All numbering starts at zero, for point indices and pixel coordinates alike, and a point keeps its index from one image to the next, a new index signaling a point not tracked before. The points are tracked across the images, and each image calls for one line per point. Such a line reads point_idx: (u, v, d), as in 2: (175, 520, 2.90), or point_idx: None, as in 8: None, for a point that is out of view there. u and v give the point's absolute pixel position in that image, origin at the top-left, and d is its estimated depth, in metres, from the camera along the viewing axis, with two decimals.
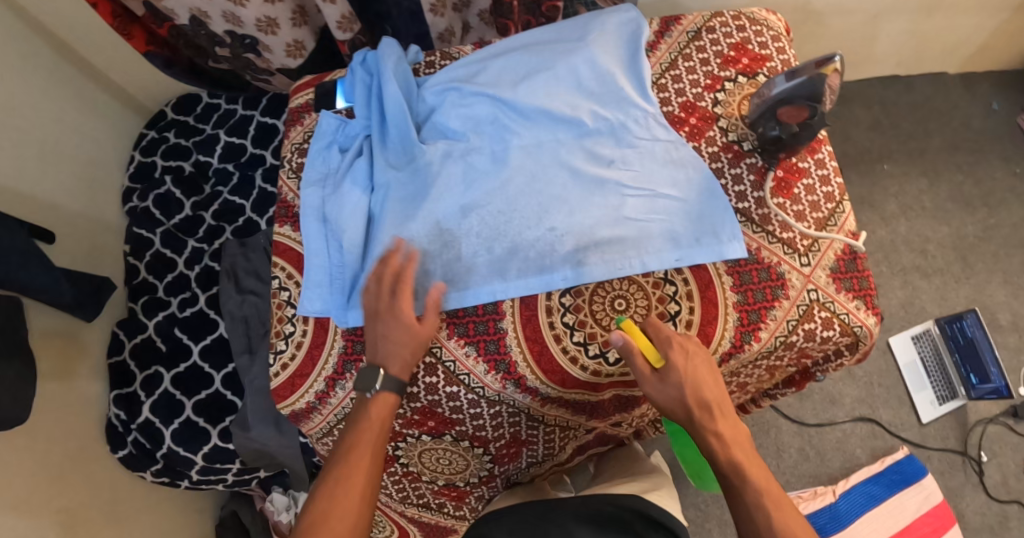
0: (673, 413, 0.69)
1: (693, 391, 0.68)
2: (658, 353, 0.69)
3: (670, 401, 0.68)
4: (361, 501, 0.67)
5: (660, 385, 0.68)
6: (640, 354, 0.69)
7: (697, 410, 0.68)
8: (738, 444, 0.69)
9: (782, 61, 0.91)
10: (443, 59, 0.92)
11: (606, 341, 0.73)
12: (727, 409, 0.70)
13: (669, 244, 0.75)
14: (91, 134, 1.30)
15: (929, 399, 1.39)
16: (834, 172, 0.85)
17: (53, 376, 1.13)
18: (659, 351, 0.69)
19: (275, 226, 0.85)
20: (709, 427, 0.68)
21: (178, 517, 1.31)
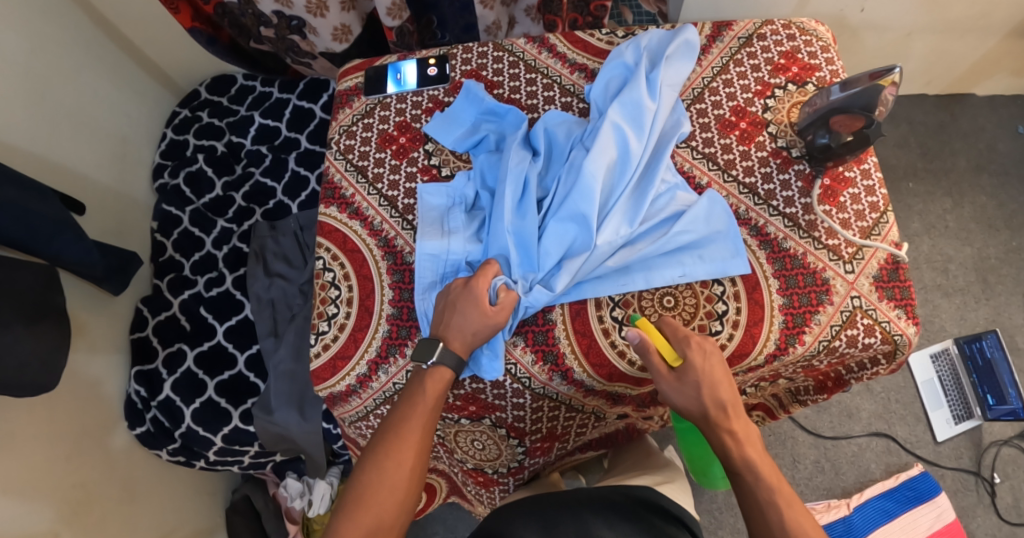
0: (689, 411, 0.70)
1: (708, 390, 0.68)
2: (674, 352, 0.70)
3: (686, 400, 0.69)
4: (410, 477, 0.66)
5: (677, 384, 0.69)
6: (656, 353, 0.70)
7: (713, 410, 0.68)
8: (753, 445, 0.68)
9: (831, 71, 0.93)
10: (495, 50, 0.90)
11: None
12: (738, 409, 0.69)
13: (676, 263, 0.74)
14: (126, 110, 1.30)
15: (945, 417, 1.40)
16: (880, 183, 0.84)
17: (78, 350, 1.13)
18: (675, 350, 0.70)
19: (321, 206, 0.85)
20: (723, 425, 0.68)
21: (190, 497, 1.30)
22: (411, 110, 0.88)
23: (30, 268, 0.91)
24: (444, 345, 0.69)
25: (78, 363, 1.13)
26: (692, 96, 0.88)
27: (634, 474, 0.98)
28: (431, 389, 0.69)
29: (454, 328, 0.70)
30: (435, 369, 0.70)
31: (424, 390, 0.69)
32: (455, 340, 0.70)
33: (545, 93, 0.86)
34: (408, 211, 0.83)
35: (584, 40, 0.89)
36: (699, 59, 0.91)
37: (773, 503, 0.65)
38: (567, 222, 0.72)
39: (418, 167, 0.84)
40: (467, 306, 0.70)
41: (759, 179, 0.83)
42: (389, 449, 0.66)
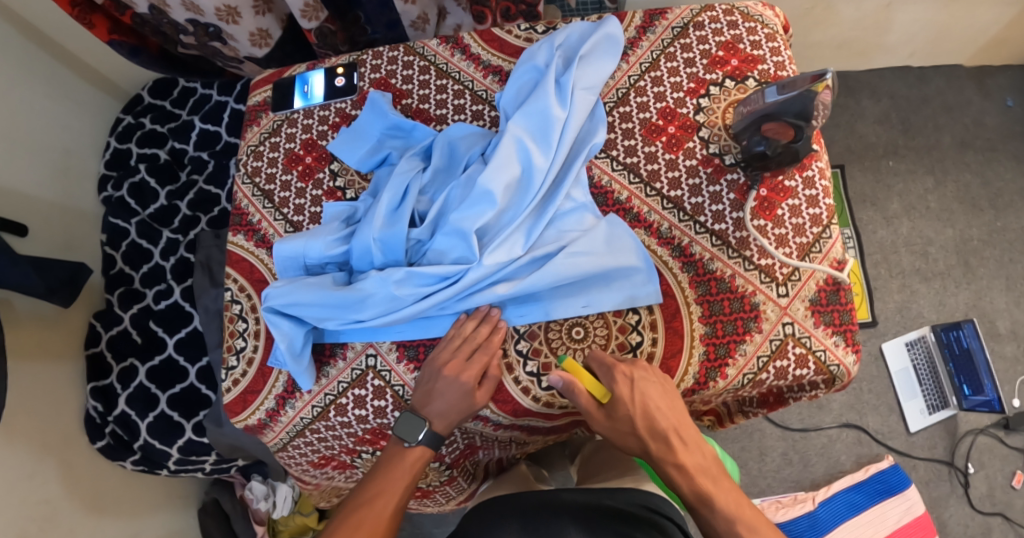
0: (629, 446, 0.67)
1: (640, 422, 0.65)
2: (602, 386, 0.67)
3: (624, 434, 0.66)
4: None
5: (609, 422, 0.66)
6: (585, 394, 0.66)
7: (651, 440, 0.66)
8: (706, 477, 0.65)
9: (775, 64, 0.85)
10: (406, 54, 0.85)
11: (548, 365, 0.71)
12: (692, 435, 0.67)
13: (578, 290, 0.71)
14: (65, 121, 1.24)
15: (919, 407, 1.36)
16: (824, 193, 0.79)
17: (38, 369, 1.10)
18: (603, 386, 0.67)
19: (229, 234, 0.82)
20: (668, 459, 0.66)
21: (161, 504, 1.29)
22: (318, 125, 0.84)
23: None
24: (429, 428, 0.68)
25: (40, 388, 1.10)
26: (616, 98, 0.81)
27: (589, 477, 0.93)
28: (411, 464, 0.68)
29: (438, 409, 0.69)
30: (413, 449, 0.68)
31: (405, 460, 0.68)
32: (441, 418, 0.69)
33: (456, 101, 0.81)
34: None
35: (500, 38, 0.83)
36: (626, 55, 0.83)
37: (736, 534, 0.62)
38: (457, 243, 0.68)
39: (323, 189, 0.80)
40: (452, 380, 0.68)
41: (685, 192, 0.77)
42: (359, 509, 0.64)
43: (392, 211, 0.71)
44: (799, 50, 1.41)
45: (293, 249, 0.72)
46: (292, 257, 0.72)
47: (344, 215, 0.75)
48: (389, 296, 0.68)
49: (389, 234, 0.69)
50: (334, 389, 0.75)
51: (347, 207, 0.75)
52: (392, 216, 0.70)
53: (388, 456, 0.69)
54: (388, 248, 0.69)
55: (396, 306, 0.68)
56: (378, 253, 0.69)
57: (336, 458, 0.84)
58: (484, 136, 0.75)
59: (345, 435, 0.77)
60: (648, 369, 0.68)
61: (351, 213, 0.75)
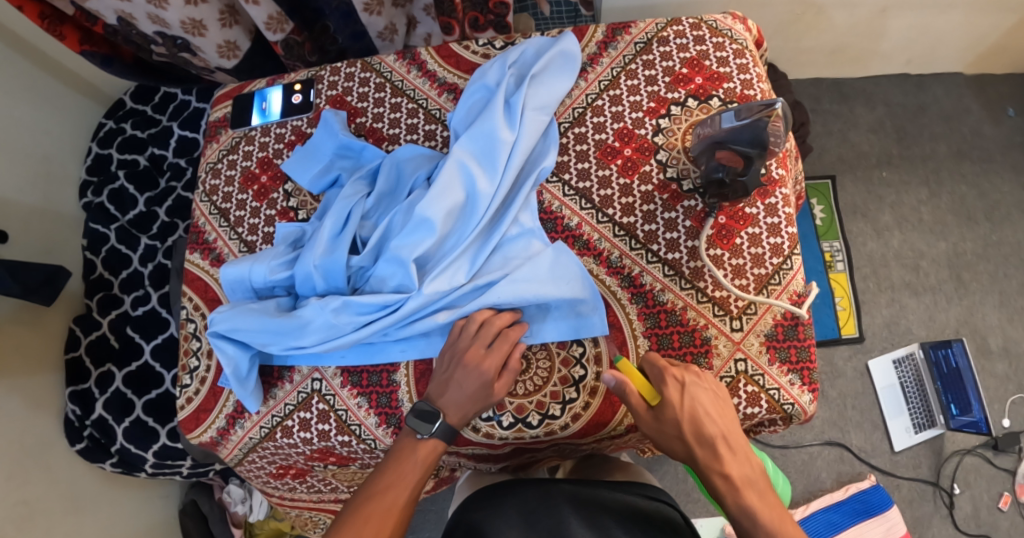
0: (673, 450, 0.65)
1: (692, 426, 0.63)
2: (652, 389, 0.65)
3: (669, 439, 0.64)
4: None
5: (656, 425, 0.64)
6: (636, 393, 0.64)
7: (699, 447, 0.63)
8: (751, 488, 0.62)
9: (742, 81, 0.83)
10: (362, 70, 0.83)
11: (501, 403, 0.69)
12: (739, 444, 0.64)
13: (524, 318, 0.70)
14: (45, 127, 1.25)
15: (904, 426, 1.32)
16: (787, 221, 0.77)
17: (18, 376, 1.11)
18: (654, 388, 0.65)
19: (186, 252, 0.83)
20: (714, 468, 0.63)
21: (140, 506, 1.31)
22: (274, 143, 0.83)
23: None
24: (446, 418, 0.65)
25: (21, 393, 1.10)
26: (572, 118, 0.79)
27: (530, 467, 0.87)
28: (421, 457, 0.65)
29: (455, 398, 0.65)
30: (428, 440, 0.65)
31: (415, 453, 0.65)
32: (454, 409, 0.65)
33: (409, 120, 0.79)
34: None
35: (457, 54, 0.82)
36: (584, 73, 0.81)
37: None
38: (398, 270, 0.67)
39: (277, 209, 0.80)
40: (460, 376, 0.65)
41: (639, 218, 0.75)
42: (366, 508, 0.62)
43: (335, 236, 0.70)
44: (790, 55, 1.37)
45: (238, 273, 0.71)
46: (237, 280, 0.72)
47: (294, 237, 0.74)
48: (328, 324, 0.67)
49: (328, 260, 0.68)
50: (280, 411, 0.74)
51: (297, 229, 0.75)
52: (334, 243, 0.69)
53: (400, 450, 0.65)
54: (329, 275, 0.69)
55: (335, 334, 0.68)
56: (319, 279, 0.68)
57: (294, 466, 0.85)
58: (433, 158, 0.74)
59: (295, 452, 0.76)
60: (697, 374, 0.66)
61: (301, 235, 0.74)
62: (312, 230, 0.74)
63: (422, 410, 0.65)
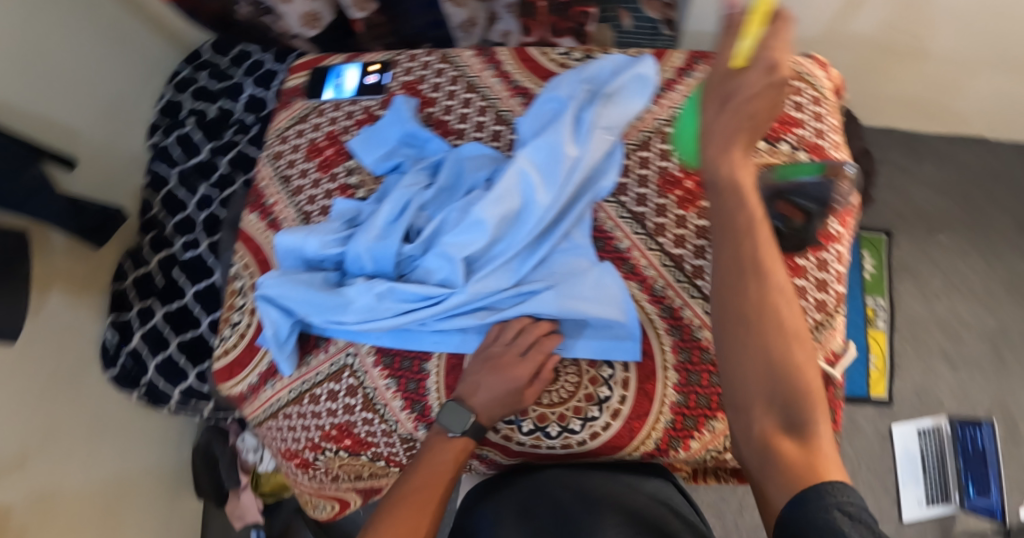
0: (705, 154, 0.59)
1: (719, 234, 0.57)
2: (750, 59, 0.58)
3: (726, 128, 0.58)
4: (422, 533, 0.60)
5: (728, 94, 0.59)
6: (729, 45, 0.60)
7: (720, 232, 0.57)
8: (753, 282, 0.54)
9: (814, 130, 0.82)
10: (440, 61, 0.85)
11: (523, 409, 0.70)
12: (777, 264, 0.54)
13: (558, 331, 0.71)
14: (124, 66, 1.30)
15: (917, 497, 1.29)
16: (835, 279, 0.77)
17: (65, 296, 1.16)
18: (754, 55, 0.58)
19: (245, 211, 0.86)
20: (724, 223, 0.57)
21: (156, 436, 1.36)
22: (344, 120, 0.85)
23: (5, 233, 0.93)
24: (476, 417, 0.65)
25: (64, 317, 1.16)
26: (639, 140, 0.79)
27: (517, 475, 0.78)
28: (453, 460, 0.65)
29: (484, 401, 0.66)
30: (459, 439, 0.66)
31: (445, 450, 0.65)
32: (485, 411, 0.67)
33: (478, 118, 0.80)
34: None
35: (535, 59, 0.83)
36: (657, 97, 0.80)
37: (787, 349, 0.51)
38: (445, 265, 0.69)
39: (337, 184, 0.82)
40: (486, 378, 0.67)
41: (689, 251, 0.74)
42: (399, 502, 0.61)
43: (390, 222, 0.71)
44: (864, 102, 1.33)
45: (292, 243, 0.74)
46: (289, 249, 0.74)
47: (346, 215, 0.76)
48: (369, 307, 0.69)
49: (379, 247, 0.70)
50: (310, 379, 0.76)
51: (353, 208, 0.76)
52: (387, 228, 0.71)
53: (430, 446, 0.66)
54: (378, 259, 0.71)
55: (374, 318, 0.70)
56: (369, 262, 0.71)
57: (300, 454, 0.78)
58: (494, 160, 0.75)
59: (314, 426, 0.76)
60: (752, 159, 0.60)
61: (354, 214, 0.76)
62: (368, 212, 0.76)
63: (449, 408, 0.66)
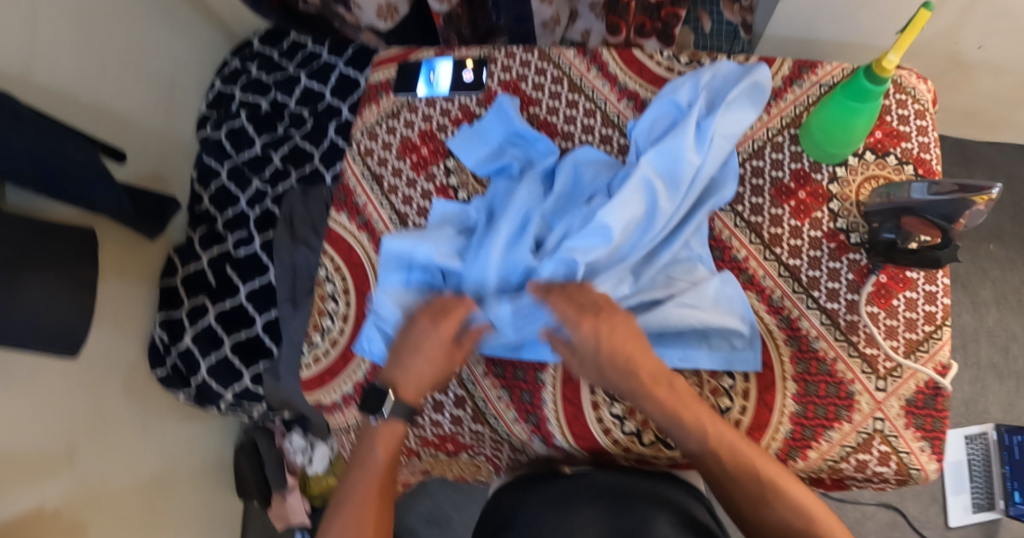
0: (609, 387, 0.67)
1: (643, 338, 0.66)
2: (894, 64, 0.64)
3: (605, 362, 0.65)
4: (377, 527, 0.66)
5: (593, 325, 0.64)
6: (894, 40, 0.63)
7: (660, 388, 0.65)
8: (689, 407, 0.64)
9: (920, 144, 0.80)
10: (539, 60, 0.82)
11: (644, 421, 0.69)
12: (694, 407, 0.64)
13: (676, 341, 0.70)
14: (177, 53, 1.26)
15: (964, 503, 1.30)
16: (944, 291, 0.74)
17: (111, 288, 1.13)
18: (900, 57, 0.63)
19: (332, 210, 0.82)
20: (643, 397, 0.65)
21: (200, 429, 1.35)
22: (439, 117, 0.82)
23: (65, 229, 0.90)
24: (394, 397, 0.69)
25: (110, 313, 1.13)
26: (751, 149, 0.79)
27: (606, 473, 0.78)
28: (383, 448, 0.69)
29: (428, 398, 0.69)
30: (387, 422, 0.69)
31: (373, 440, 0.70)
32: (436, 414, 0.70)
33: (586, 121, 0.79)
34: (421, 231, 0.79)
35: (641, 62, 0.81)
36: (768, 105, 0.80)
37: (762, 487, 0.62)
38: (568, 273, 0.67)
39: (435, 184, 0.80)
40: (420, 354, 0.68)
41: (804, 262, 0.75)
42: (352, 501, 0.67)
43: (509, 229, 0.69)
44: None
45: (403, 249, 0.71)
46: (399, 255, 0.71)
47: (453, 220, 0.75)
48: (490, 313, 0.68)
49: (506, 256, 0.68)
50: None
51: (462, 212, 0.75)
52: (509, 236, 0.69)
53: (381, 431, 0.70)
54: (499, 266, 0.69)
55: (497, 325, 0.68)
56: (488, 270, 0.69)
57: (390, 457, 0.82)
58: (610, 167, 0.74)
59: (413, 436, 0.77)
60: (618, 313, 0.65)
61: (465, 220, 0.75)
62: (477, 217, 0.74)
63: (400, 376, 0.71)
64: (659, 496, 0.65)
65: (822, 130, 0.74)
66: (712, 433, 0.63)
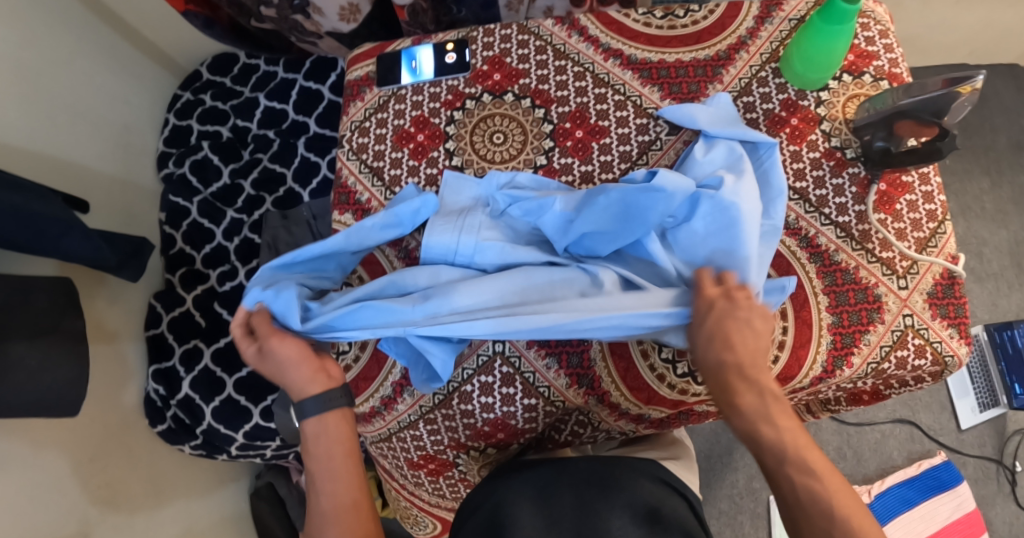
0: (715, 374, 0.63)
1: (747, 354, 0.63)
2: None
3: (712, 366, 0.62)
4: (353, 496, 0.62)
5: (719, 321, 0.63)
6: None
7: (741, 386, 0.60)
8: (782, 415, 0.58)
9: (889, 61, 0.84)
10: (520, 33, 0.84)
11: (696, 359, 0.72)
12: (786, 415, 0.59)
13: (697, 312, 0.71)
14: (124, 95, 1.20)
15: (970, 405, 1.36)
16: (939, 189, 0.78)
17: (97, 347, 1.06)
18: None
19: (335, 213, 0.80)
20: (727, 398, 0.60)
21: (212, 475, 1.26)
22: (429, 103, 0.82)
23: (45, 286, 0.84)
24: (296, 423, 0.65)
25: (98, 375, 1.06)
26: (738, 88, 0.81)
27: (637, 447, 0.84)
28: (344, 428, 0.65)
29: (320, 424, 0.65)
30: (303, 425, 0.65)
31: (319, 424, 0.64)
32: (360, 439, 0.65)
33: (577, 83, 0.81)
34: None
35: (619, 21, 0.83)
36: (745, 45, 0.82)
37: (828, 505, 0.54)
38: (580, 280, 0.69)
39: (439, 168, 0.79)
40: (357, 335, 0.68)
41: (810, 183, 0.77)
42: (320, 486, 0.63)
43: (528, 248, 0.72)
44: None
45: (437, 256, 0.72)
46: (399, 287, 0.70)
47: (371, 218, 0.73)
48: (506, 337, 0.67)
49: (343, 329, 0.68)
50: (458, 376, 0.75)
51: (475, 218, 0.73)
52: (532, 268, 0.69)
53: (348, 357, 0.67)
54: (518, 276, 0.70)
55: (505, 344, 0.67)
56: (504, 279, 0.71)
57: (437, 457, 0.80)
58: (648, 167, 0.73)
59: (462, 426, 0.76)
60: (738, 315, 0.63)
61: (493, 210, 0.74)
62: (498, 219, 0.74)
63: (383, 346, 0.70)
64: (644, 490, 0.70)
65: (805, 60, 0.77)
66: (792, 446, 0.57)
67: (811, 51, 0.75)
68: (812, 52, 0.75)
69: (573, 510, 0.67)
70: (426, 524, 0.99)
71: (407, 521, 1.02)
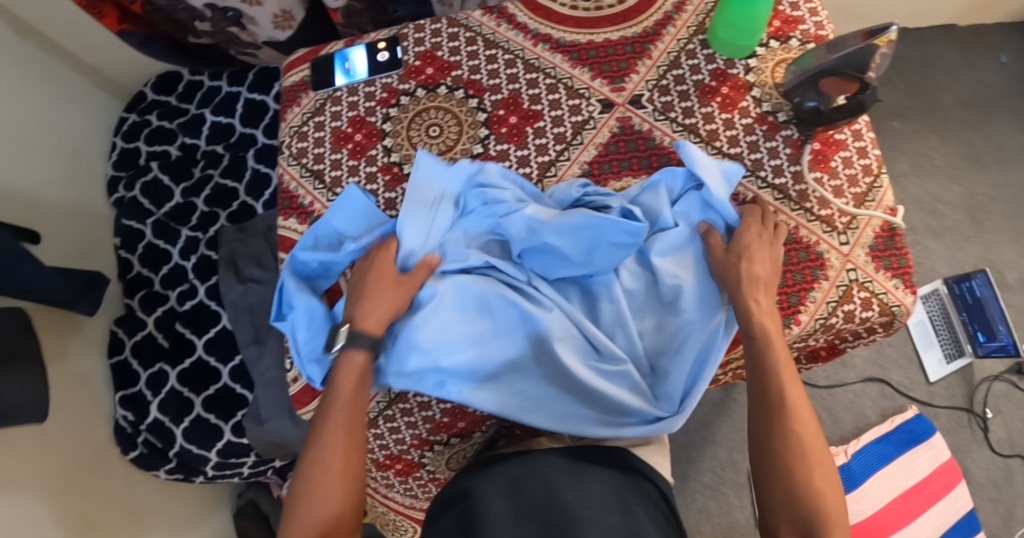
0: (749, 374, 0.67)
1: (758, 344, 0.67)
2: None
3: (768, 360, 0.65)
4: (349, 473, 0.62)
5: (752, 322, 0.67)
6: None
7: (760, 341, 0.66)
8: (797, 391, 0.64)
9: (815, 24, 0.85)
10: (449, 26, 0.85)
11: None
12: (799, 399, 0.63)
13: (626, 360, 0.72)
14: (69, 121, 1.19)
15: (937, 357, 1.39)
16: (872, 143, 0.80)
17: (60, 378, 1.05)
18: None
19: (279, 218, 0.80)
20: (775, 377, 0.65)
21: (193, 498, 1.25)
22: (364, 102, 0.83)
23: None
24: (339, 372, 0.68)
25: (65, 405, 1.05)
26: (668, 61, 0.82)
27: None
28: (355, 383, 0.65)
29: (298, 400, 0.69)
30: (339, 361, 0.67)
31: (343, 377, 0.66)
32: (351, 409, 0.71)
33: (509, 71, 0.82)
34: (390, 206, 0.79)
35: (546, 6, 0.84)
36: (672, 20, 0.83)
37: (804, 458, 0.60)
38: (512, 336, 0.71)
39: (378, 165, 0.80)
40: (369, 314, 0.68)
41: (744, 148, 0.79)
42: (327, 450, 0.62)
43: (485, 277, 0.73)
44: None
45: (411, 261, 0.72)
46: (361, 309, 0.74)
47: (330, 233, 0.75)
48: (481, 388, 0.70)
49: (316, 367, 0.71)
50: None
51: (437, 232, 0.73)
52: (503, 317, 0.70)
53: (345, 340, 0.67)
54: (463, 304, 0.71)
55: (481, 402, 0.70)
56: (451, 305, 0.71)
57: (403, 457, 0.82)
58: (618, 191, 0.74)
59: (422, 420, 0.78)
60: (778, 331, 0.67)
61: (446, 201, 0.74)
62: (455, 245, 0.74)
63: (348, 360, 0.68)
64: (618, 481, 0.65)
65: (726, 30, 0.79)
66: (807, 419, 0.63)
67: (732, 19, 0.77)
68: (734, 19, 0.77)
69: (541, 500, 0.62)
70: (407, 529, 1.00)
71: (388, 530, 1.03)
